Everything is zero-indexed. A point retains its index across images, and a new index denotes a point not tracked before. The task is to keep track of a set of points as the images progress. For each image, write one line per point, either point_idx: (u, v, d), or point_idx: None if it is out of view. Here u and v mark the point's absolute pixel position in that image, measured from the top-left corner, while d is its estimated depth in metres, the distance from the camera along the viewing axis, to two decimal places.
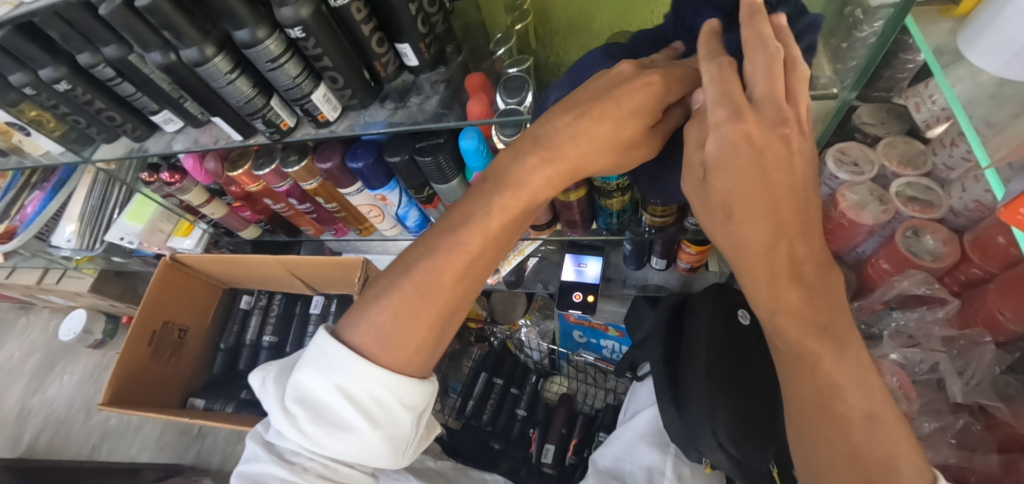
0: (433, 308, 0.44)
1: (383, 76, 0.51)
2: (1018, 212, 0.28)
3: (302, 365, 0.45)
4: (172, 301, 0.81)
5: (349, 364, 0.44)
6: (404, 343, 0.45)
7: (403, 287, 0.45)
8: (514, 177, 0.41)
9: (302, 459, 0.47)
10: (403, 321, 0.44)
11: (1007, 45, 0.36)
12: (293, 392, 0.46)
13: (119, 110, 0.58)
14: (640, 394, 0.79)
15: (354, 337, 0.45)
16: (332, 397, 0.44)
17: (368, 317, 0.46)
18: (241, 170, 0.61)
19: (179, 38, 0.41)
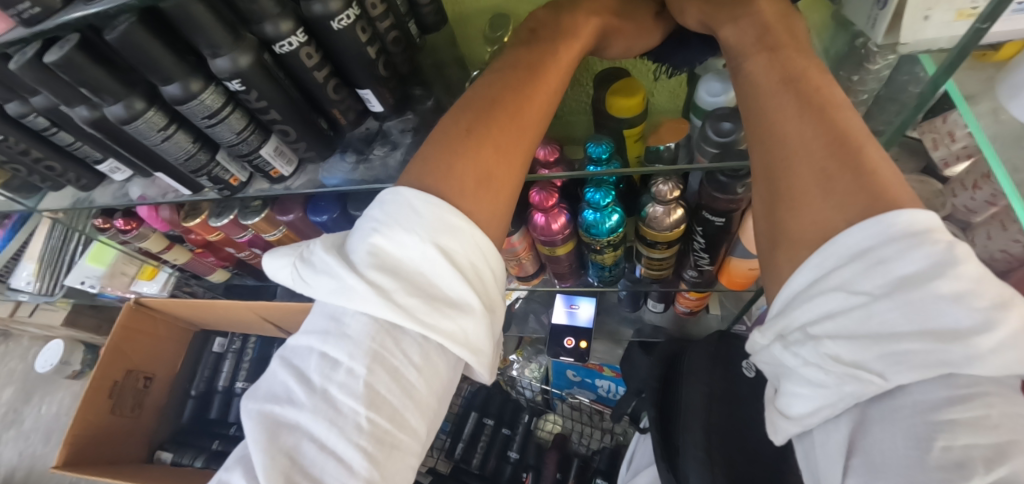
0: (517, 133, 0.37)
1: (344, 124, 0.45)
2: None
3: (386, 223, 0.33)
4: (135, 350, 0.76)
5: (454, 217, 0.33)
6: (500, 183, 0.36)
7: (488, 119, 0.37)
8: (569, 27, 0.40)
9: (356, 402, 0.30)
10: (488, 157, 0.36)
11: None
12: (372, 259, 0.32)
13: (60, 159, 0.52)
14: (641, 448, 0.72)
15: (433, 183, 0.35)
16: (433, 262, 0.32)
17: (446, 159, 0.36)
18: (196, 221, 0.56)
19: (100, 94, 0.36)
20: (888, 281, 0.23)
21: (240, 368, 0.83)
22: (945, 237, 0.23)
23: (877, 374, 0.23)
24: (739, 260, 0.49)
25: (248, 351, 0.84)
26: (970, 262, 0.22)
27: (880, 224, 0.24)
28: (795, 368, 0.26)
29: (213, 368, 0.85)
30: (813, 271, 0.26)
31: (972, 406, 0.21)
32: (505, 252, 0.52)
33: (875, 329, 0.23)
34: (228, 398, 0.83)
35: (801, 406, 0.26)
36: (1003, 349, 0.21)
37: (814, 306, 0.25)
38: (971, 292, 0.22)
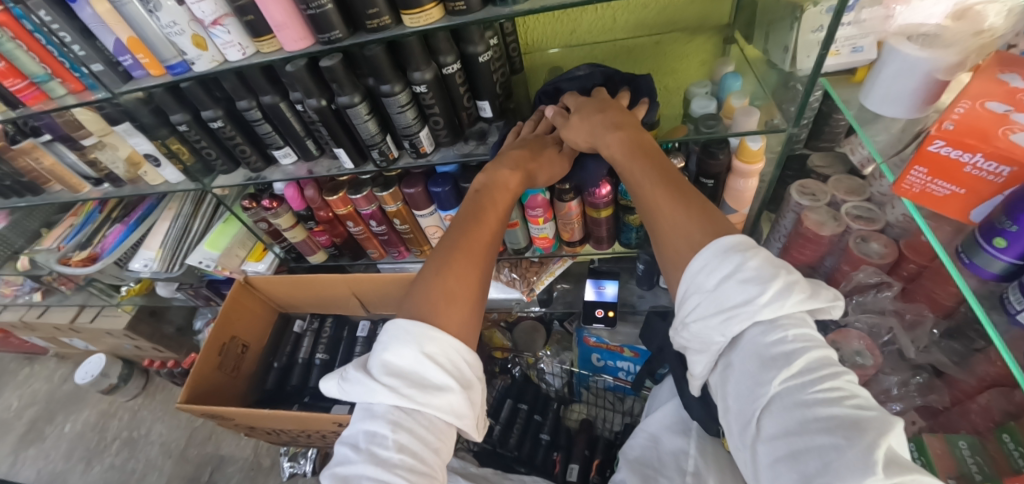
0: (475, 260, 0.59)
1: (466, 122, 0.70)
2: (903, 185, 0.50)
3: (391, 342, 0.50)
4: (240, 320, 0.91)
5: (434, 331, 0.51)
6: (465, 297, 0.56)
7: (454, 256, 0.58)
8: (491, 179, 0.63)
9: (391, 452, 0.46)
10: (458, 278, 0.57)
11: (889, 93, 0.58)
12: (385, 367, 0.50)
13: (250, 145, 0.74)
14: (660, 392, 0.91)
15: (416, 309, 0.54)
16: (423, 364, 0.50)
17: (427, 285, 0.56)
18: (336, 195, 0.76)
19: (341, 88, 0.60)
20: (716, 280, 0.44)
21: (319, 343, 0.98)
22: (744, 252, 0.44)
23: (724, 334, 0.44)
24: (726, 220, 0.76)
25: (326, 329, 1.00)
26: (755, 259, 0.44)
27: (708, 251, 0.46)
28: (691, 345, 0.48)
29: (293, 345, 0.99)
30: (683, 287, 0.48)
31: (777, 331, 0.42)
32: (564, 216, 0.74)
33: (714, 312, 0.44)
34: (307, 368, 0.97)
35: (700, 367, 0.48)
36: (776, 301, 0.42)
37: (687, 307, 0.47)
38: (756, 275, 0.43)
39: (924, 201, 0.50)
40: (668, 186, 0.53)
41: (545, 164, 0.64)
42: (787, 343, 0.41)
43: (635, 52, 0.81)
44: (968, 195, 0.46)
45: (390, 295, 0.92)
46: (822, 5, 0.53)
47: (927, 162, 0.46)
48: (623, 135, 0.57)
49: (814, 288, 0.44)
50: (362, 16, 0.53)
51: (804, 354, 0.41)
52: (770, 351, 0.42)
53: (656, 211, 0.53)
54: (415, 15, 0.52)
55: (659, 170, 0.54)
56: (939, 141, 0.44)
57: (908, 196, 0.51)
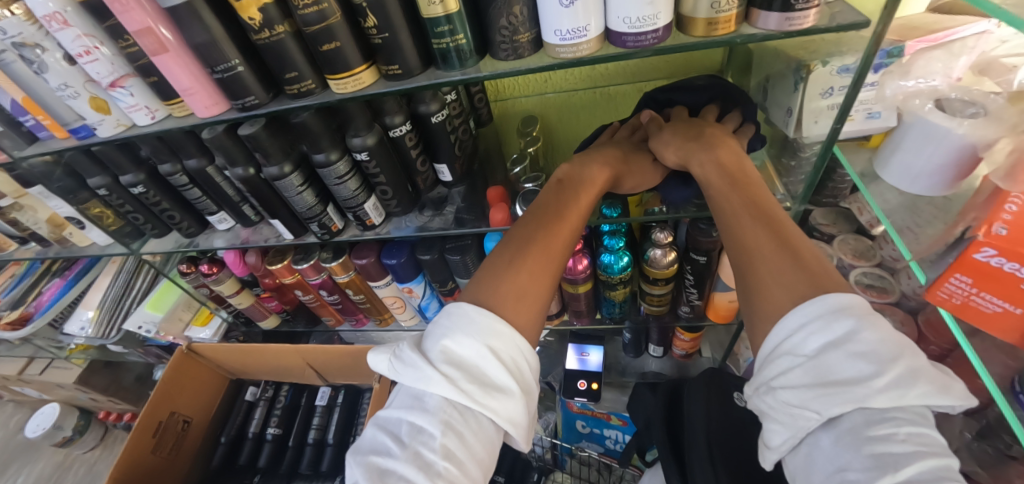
0: (551, 262, 0.45)
1: (423, 187, 0.61)
2: (939, 293, 0.40)
3: (453, 328, 0.39)
4: (181, 393, 0.81)
5: (503, 324, 0.40)
6: (538, 293, 0.43)
7: (530, 253, 0.44)
8: (581, 176, 0.50)
9: (436, 457, 0.35)
10: (530, 286, 0.43)
11: (911, 166, 0.49)
12: (442, 356, 0.38)
13: (180, 210, 0.66)
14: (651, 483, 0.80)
15: (485, 297, 0.42)
16: (486, 360, 0.38)
17: (495, 281, 0.43)
18: (279, 265, 0.67)
19: (267, 158, 0.51)
20: (820, 344, 0.32)
21: (272, 415, 0.89)
22: (861, 313, 0.32)
23: (817, 412, 0.30)
24: (721, 294, 0.63)
25: (281, 399, 0.91)
26: (874, 330, 0.31)
27: (813, 306, 0.33)
28: (768, 411, 0.34)
29: (243, 415, 0.90)
30: (775, 335, 0.35)
31: (885, 425, 0.29)
32: None
33: (807, 380, 0.31)
34: (258, 444, 0.88)
35: (775, 442, 0.34)
36: (896, 388, 0.29)
37: (778, 364, 0.34)
38: (874, 350, 0.30)
39: (968, 315, 0.40)
40: (770, 225, 0.40)
41: (634, 168, 0.52)
42: (899, 445, 0.28)
43: (617, 100, 0.73)
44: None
45: (348, 366, 0.83)
46: (834, 64, 0.44)
47: (971, 270, 0.37)
48: (725, 150, 0.46)
49: (947, 382, 0.31)
50: (279, 80, 0.44)
51: (918, 464, 0.28)
52: (873, 446, 0.29)
53: (744, 250, 0.40)
54: (342, 80, 0.43)
55: (761, 200, 0.42)
56: (988, 249, 0.35)
57: (948, 307, 0.41)
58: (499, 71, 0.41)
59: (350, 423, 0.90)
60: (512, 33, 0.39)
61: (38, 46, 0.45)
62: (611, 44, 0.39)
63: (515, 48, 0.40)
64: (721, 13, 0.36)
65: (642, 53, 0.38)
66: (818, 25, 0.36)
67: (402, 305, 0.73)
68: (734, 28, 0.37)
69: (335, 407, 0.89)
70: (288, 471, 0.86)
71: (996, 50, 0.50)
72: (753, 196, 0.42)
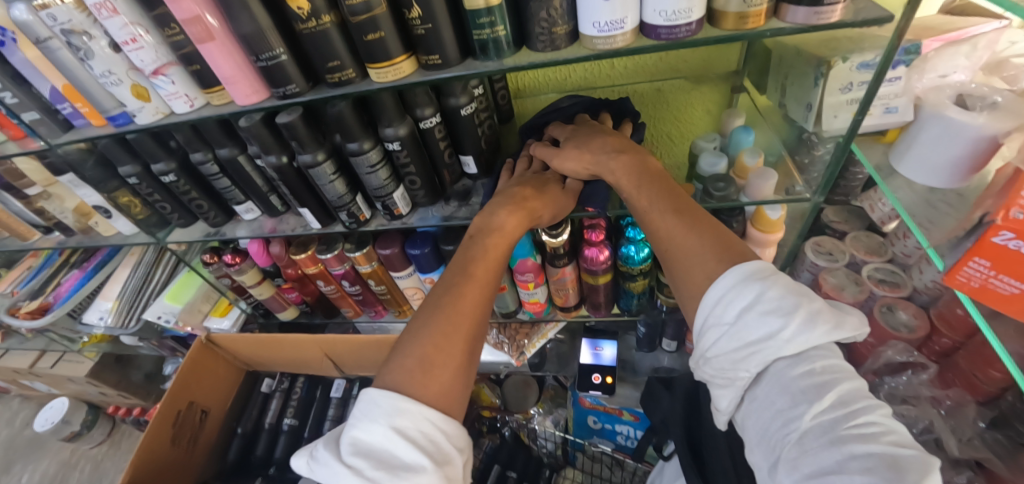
0: (460, 322, 0.46)
1: (448, 180, 0.62)
2: (956, 276, 0.42)
3: (357, 414, 0.40)
4: (198, 384, 0.82)
5: (406, 402, 0.40)
6: (447, 361, 0.44)
7: (431, 320, 0.46)
8: (489, 223, 0.53)
9: None
10: (434, 351, 0.44)
11: (928, 160, 0.51)
12: (349, 446, 0.39)
13: (208, 199, 0.67)
14: (665, 473, 0.81)
15: (389, 377, 0.43)
16: (392, 441, 0.38)
17: (400, 354, 0.45)
18: (304, 254, 0.69)
19: (302, 146, 0.52)
20: (735, 312, 0.38)
21: (287, 407, 0.90)
22: (762, 280, 0.38)
23: (749, 369, 0.38)
24: None
25: (297, 390, 0.91)
26: (776, 287, 0.38)
27: (724, 279, 0.40)
28: (712, 378, 0.41)
29: (260, 408, 0.91)
30: (700, 313, 0.41)
31: (803, 364, 0.36)
32: (558, 281, 0.66)
33: (733, 346, 0.38)
34: (274, 436, 0.88)
35: (725, 402, 0.41)
36: (798, 333, 0.36)
37: (708, 338, 0.40)
38: (778, 306, 0.37)
39: (984, 298, 0.42)
40: (677, 213, 0.46)
41: (547, 199, 0.55)
42: (812, 378, 0.36)
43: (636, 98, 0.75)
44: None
45: (366, 357, 0.84)
46: (853, 60, 0.46)
47: (990, 254, 0.38)
48: (626, 159, 0.52)
49: (840, 316, 0.38)
50: (320, 69, 0.46)
51: (835, 387, 0.35)
52: (798, 383, 0.36)
53: (665, 241, 0.47)
54: (382, 69, 0.44)
55: (667, 193, 0.48)
56: (1006, 233, 0.36)
57: (966, 290, 0.42)
58: (536, 62, 0.43)
59: None
60: (551, 25, 0.40)
61: (86, 33, 0.47)
62: (645, 37, 0.41)
63: (553, 40, 0.42)
64: (753, 7, 0.38)
65: (675, 46, 0.40)
66: (843, 19, 0.38)
67: (422, 296, 0.74)
68: (763, 22, 0.39)
69: (350, 400, 0.90)
70: (305, 463, 0.85)
71: (1006, 50, 0.53)
72: (661, 182, 0.50)
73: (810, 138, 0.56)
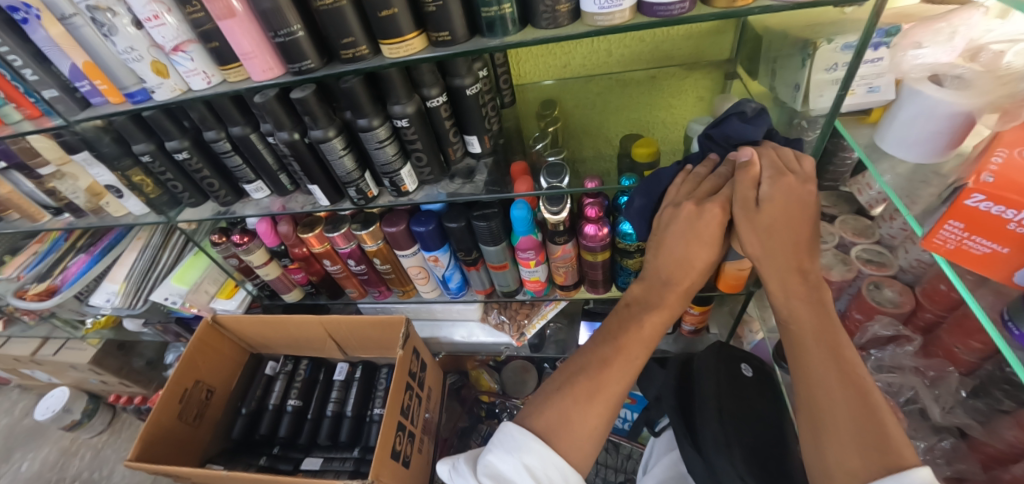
0: (601, 397, 0.53)
1: (453, 158, 0.65)
2: (933, 239, 0.45)
3: (495, 443, 0.51)
4: (205, 363, 0.84)
5: (535, 443, 0.50)
6: (585, 426, 0.52)
7: (573, 388, 0.53)
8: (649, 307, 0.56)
9: None
10: (573, 414, 0.52)
11: (910, 136, 0.53)
12: (483, 467, 0.51)
13: (218, 178, 0.69)
14: (657, 447, 0.83)
15: (532, 423, 0.53)
16: (519, 474, 0.48)
17: (543, 410, 0.53)
18: (312, 233, 0.71)
19: (314, 121, 0.55)
20: None
21: (291, 388, 0.91)
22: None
23: None
24: (732, 263, 0.66)
25: (300, 372, 0.92)
26: None
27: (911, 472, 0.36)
28: None
29: (264, 389, 0.92)
30: None
31: None
32: (558, 259, 0.69)
33: None
34: (278, 416, 0.89)
35: None
36: None
37: None
38: None
39: (958, 259, 0.44)
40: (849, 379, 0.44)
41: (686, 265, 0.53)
42: None
43: (631, 85, 0.80)
44: (1012, 254, 0.40)
45: (369, 338, 0.85)
46: (836, 41, 0.50)
47: (963, 216, 0.41)
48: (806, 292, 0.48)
49: None
50: (335, 45, 0.48)
51: None
52: None
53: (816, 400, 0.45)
54: (394, 45, 0.47)
55: (836, 354, 0.46)
56: (977, 195, 0.39)
57: (943, 252, 0.45)
58: (540, 38, 0.45)
59: (368, 396, 0.92)
60: (553, 3, 0.43)
61: (110, 10, 0.49)
62: (641, 14, 0.43)
63: (555, 17, 0.44)
64: None
65: (669, 22, 0.43)
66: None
67: (425, 276, 0.76)
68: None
69: (353, 382, 0.91)
70: (308, 442, 0.87)
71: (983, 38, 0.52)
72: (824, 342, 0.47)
73: (798, 123, 0.60)
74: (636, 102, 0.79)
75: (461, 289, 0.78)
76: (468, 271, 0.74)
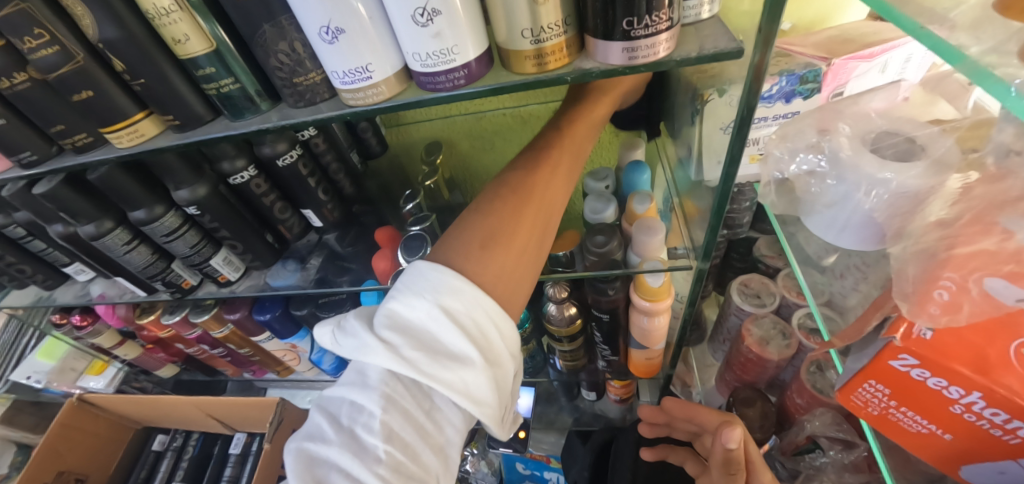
0: (531, 207, 0.37)
1: (288, 237, 0.53)
2: (849, 399, 0.31)
3: (398, 286, 0.32)
4: (70, 451, 0.75)
5: (461, 280, 0.31)
6: (511, 246, 0.35)
7: (489, 208, 0.36)
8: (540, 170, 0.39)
9: (377, 442, 0.29)
10: (502, 222, 0.35)
11: (836, 219, 0.37)
12: (384, 320, 0.31)
13: (32, 262, 0.58)
14: None
15: (456, 258, 0.33)
16: (438, 323, 0.30)
17: (462, 226, 0.36)
18: (147, 319, 0.60)
19: (76, 217, 0.44)
20: None
21: (178, 468, 0.82)
22: None
23: None
24: (637, 350, 0.55)
25: (189, 448, 0.83)
26: None
27: None
28: None
29: (149, 468, 0.83)
30: None
31: None
32: None
33: None
34: None
35: None
36: None
37: None
38: None
39: (881, 426, 0.32)
40: None
41: None
42: None
43: (530, 122, 0.67)
44: (956, 442, 0.28)
45: (251, 417, 0.75)
46: (729, 94, 0.37)
47: (888, 378, 0.28)
48: None
49: None
50: (49, 134, 0.36)
51: None
52: None
53: None
54: (116, 133, 0.35)
55: None
56: (907, 358, 0.26)
57: (865, 417, 0.32)
58: (292, 122, 0.33)
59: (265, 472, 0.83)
60: (289, 75, 0.30)
61: None
62: (418, 85, 0.31)
63: (302, 93, 0.31)
64: (548, 43, 0.27)
65: (456, 96, 0.30)
66: (675, 55, 0.28)
67: (296, 358, 0.65)
68: (568, 61, 0.29)
69: (247, 457, 0.82)
70: None
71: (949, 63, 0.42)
72: None
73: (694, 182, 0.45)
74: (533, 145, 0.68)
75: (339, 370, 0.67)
76: None
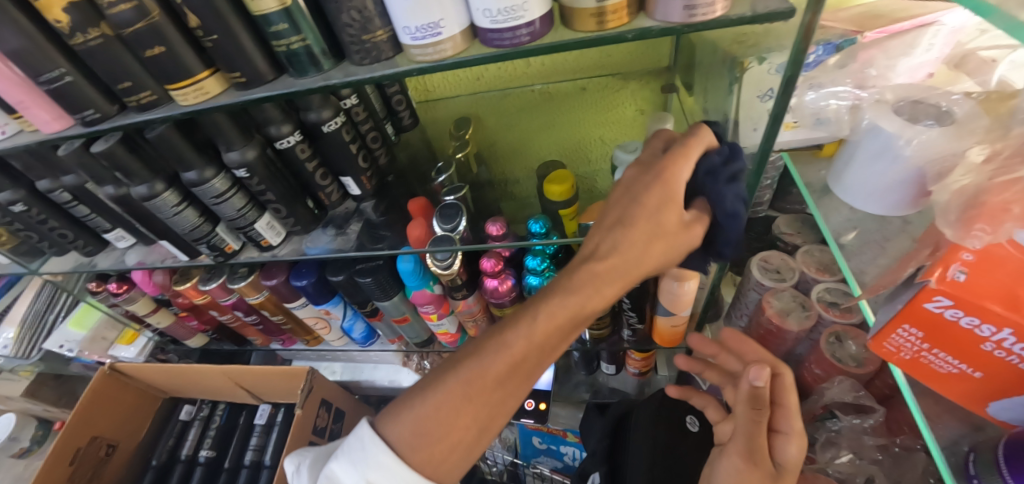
0: (483, 398, 0.35)
1: (327, 204, 0.54)
2: (883, 346, 0.34)
3: (337, 453, 0.36)
4: (103, 417, 0.77)
5: (386, 459, 0.34)
6: (457, 433, 0.35)
7: (448, 381, 0.36)
8: (522, 313, 0.35)
9: None
10: (442, 412, 0.35)
11: (868, 179, 0.42)
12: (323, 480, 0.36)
13: (73, 227, 0.60)
14: None
15: (387, 444, 0.35)
16: None
17: (409, 407, 0.36)
18: (186, 284, 0.62)
19: (131, 177, 0.45)
20: None
21: (206, 436, 0.84)
22: None
23: None
24: (664, 318, 0.56)
25: (216, 418, 0.85)
26: None
27: None
28: None
29: (177, 436, 0.85)
30: None
31: None
32: (462, 313, 0.60)
33: None
34: (190, 468, 0.82)
35: None
36: None
37: None
38: None
39: (915, 371, 0.34)
40: None
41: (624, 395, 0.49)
42: None
43: (556, 99, 0.69)
44: (986, 380, 0.30)
45: (280, 387, 0.77)
46: (769, 60, 0.39)
47: (922, 322, 0.30)
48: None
49: None
50: (115, 92, 0.38)
51: None
52: None
53: None
54: (181, 89, 0.37)
55: None
56: (941, 299, 0.28)
57: (896, 362, 0.34)
58: (355, 78, 0.34)
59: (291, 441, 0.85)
60: (359, 31, 0.32)
61: None
62: (480, 43, 0.32)
63: (368, 50, 0.33)
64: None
65: (517, 53, 0.32)
66: (730, 14, 0.30)
67: (326, 326, 0.66)
68: (626, 20, 0.30)
69: (273, 427, 0.84)
70: None
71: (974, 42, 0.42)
72: None
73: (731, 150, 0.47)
74: (558, 122, 0.70)
75: (368, 339, 0.69)
76: (371, 322, 0.65)
